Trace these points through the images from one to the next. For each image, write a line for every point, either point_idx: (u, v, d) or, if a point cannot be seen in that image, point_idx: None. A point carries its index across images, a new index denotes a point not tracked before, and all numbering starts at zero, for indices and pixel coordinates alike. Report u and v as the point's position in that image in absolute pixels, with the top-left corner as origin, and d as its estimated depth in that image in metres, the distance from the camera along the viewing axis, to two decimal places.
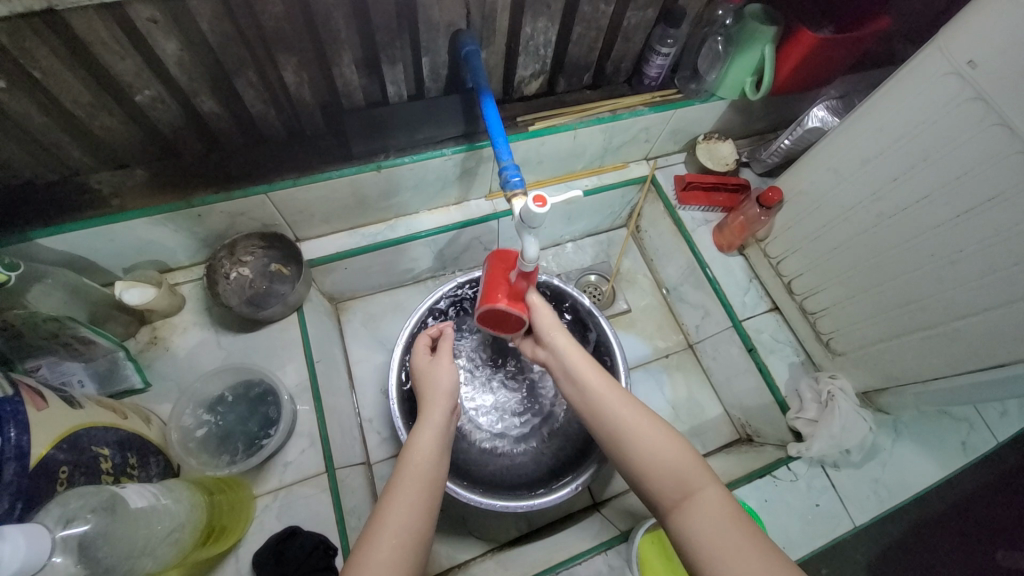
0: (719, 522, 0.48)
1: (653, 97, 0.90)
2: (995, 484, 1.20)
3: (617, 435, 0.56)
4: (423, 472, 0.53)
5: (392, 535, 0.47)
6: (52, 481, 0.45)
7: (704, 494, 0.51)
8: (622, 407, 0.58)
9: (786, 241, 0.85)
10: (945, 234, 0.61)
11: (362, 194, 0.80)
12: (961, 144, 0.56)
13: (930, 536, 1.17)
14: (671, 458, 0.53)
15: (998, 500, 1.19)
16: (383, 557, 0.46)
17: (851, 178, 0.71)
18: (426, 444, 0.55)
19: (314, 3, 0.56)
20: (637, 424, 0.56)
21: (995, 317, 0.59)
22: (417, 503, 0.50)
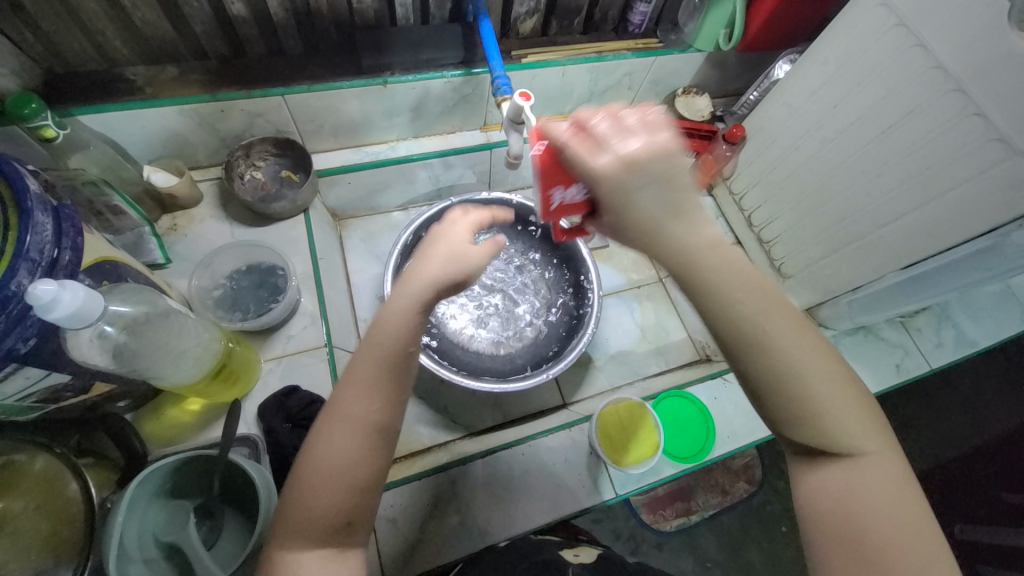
0: (891, 503, 0.42)
1: (637, 43, 0.99)
2: (944, 469, 1.42)
3: (779, 374, 0.43)
4: (391, 358, 0.48)
5: (352, 436, 0.46)
6: (99, 279, 0.54)
7: (870, 459, 0.43)
8: (793, 331, 0.44)
9: (748, 176, 0.95)
10: (873, 150, 0.70)
11: (368, 109, 0.88)
12: (889, 65, 0.66)
13: None
14: (852, 416, 0.44)
15: (948, 480, 1.40)
16: (338, 449, 0.46)
17: (801, 109, 0.81)
18: (406, 323, 0.49)
19: None
20: (800, 351, 0.43)
21: (908, 221, 0.68)
22: (384, 393, 0.48)
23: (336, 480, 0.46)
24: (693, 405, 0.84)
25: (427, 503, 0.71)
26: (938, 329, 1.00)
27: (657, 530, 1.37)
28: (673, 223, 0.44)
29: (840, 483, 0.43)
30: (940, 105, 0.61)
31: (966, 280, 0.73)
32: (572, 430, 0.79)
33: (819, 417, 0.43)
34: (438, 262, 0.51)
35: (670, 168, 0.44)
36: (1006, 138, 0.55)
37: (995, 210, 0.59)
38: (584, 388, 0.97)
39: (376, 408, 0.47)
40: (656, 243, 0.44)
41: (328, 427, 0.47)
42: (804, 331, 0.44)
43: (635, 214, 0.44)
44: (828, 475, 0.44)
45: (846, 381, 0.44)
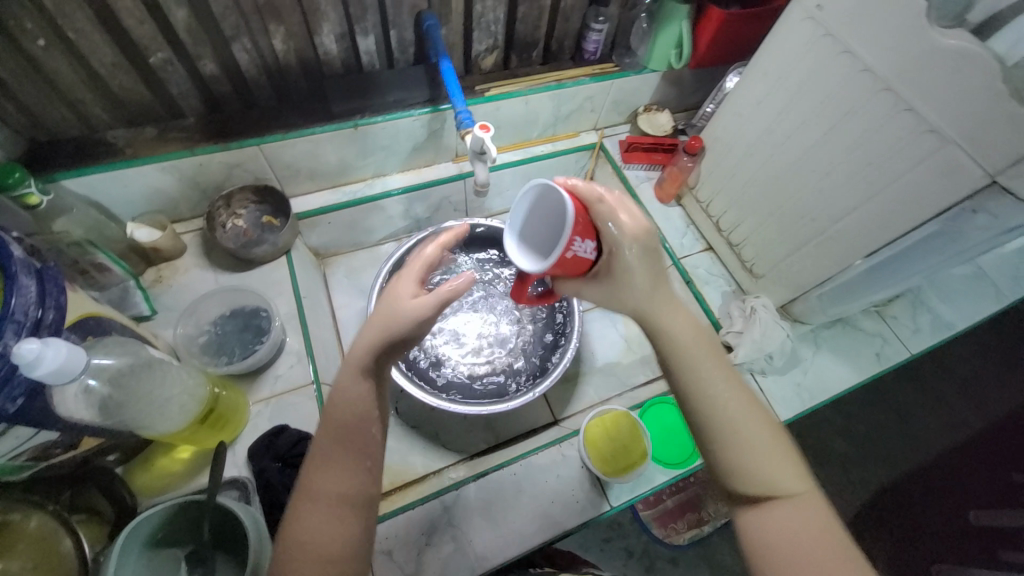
0: (812, 525, 0.50)
1: (594, 69, 1.04)
2: (943, 458, 1.47)
3: (703, 412, 0.54)
4: (339, 427, 0.53)
5: (315, 507, 0.51)
6: (83, 334, 0.56)
7: (798, 499, 0.52)
8: (727, 387, 0.55)
9: (710, 184, 0.99)
10: (819, 150, 0.75)
11: (342, 150, 0.92)
12: (822, 70, 0.71)
13: (885, 497, 1.43)
14: (769, 457, 0.53)
15: (949, 473, 1.44)
16: (309, 521, 0.51)
17: (751, 117, 0.85)
18: (358, 387, 0.55)
19: None
20: (724, 399, 0.54)
21: (861, 214, 0.71)
22: (337, 466, 0.52)
23: (306, 551, 0.49)
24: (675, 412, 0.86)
25: (422, 532, 0.71)
26: (916, 315, 1.02)
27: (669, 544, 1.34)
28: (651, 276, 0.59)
29: (778, 519, 0.51)
30: (872, 104, 0.66)
31: (925, 265, 0.76)
32: (562, 445, 0.80)
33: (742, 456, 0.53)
34: (382, 325, 0.57)
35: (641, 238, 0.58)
36: (938, 129, 0.59)
37: (936, 196, 0.62)
38: (574, 402, 0.99)
39: (329, 480, 0.52)
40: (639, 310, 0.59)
41: (297, 505, 0.52)
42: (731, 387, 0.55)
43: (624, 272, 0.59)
44: (768, 513, 0.52)
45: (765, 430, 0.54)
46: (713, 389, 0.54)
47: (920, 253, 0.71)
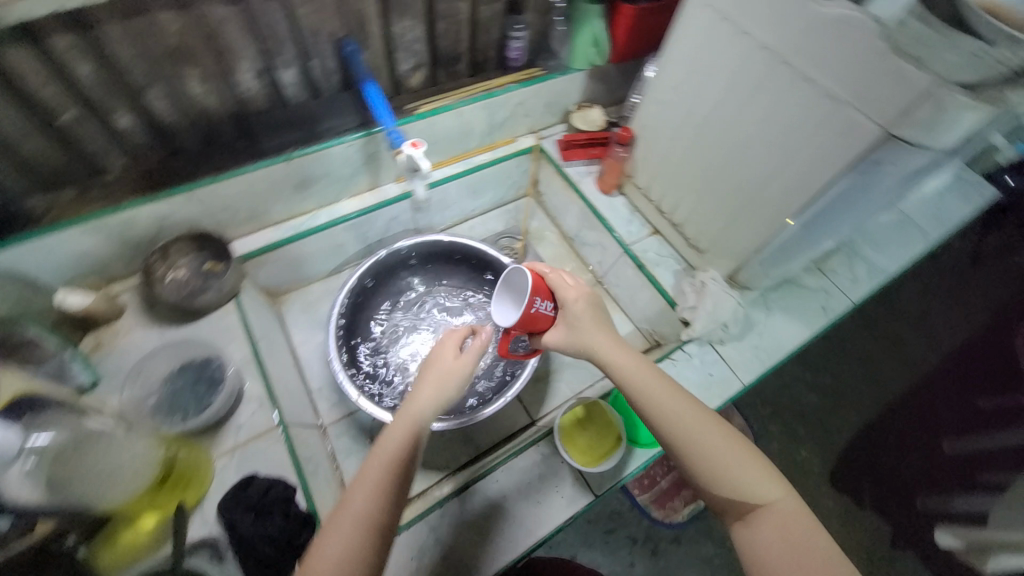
0: (797, 529, 0.57)
1: (520, 75, 1.07)
2: (905, 401, 1.64)
3: (683, 439, 0.61)
4: (388, 453, 0.58)
5: (353, 526, 0.54)
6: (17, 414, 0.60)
7: (778, 508, 0.58)
8: (694, 414, 0.62)
9: (647, 171, 1.03)
10: (736, 125, 0.79)
11: (278, 186, 0.91)
12: (726, 51, 0.75)
13: (866, 445, 1.60)
14: (748, 472, 0.60)
15: (918, 414, 1.60)
16: (342, 540, 0.53)
17: (672, 102, 0.89)
18: (413, 421, 0.61)
19: (209, 22, 0.71)
20: (693, 423, 0.62)
21: (782, 178, 0.76)
22: (383, 490, 0.56)
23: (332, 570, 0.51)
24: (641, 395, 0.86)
25: (411, 558, 0.69)
26: (852, 266, 1.09)
27: (667, 523, 1.40)
28: (598, 325, 0.70)
29: (766, 530, 0.57)
30: (774, 77, 0.70)
31: (853, 215, 0.81)
32: (539, 445, 0.81)
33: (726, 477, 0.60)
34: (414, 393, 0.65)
35: (579, 303, 0.72)
36: (832, 93, 0.64)
37: (842, 152, 0.66)
38: (549, 401, 0.99)
39: (372, 502, 0.55)
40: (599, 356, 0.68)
41: (331, 524, 0.54)
42: (701, 412, 0.63)
43: (581, 328, 0.70)
44: (753, 524, 0.58)
45: (741, 447, 0.61)
46: (680, 420, 0.62)
47: (847, 203, 0.75)
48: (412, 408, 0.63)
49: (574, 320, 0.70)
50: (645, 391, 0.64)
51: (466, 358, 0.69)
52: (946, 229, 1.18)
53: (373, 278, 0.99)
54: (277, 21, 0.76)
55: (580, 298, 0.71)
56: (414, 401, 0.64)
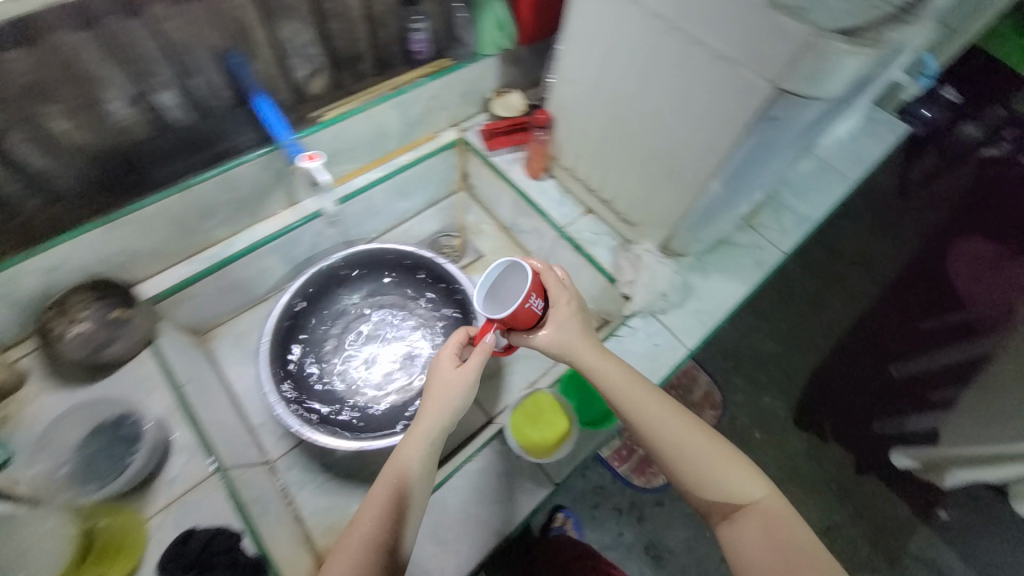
0: (777, 524, 0.65)
1: (428, 69, 1.03)
2: (853, 337, 1.82)
3: (672, 448, 0.68)
4: (391, 480, 0.63)
5: (357, 550, 0.58)
6: None
7: (758, 506, 0.67)
8: (683, 426, 0.70)
9: (570, 151, 1.02)
10: (643, 95, 0.78)
11: (180, 218, 0.84)
12: (621, 22, 0.74)
13: (827, 384, 1.74)
14: (730, 474, 0.68)
15: (866, 348, 1.79)
16: (347, 563, 0.58)
17: (581, 78, 0.88)
18: (416, 447, 0.65)
19: (61, 51, 0.65)
20: (683, 434, 0.69)
21: (693, 143, 0.76)
22: (386, 515, 0.61)
23: None
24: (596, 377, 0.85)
25: None
26: (781, 218, 1.12)
27: (652, 488, 1.49)
28: (588, 339, 0.73)
29: (748, 527, 0.66)
30: (667, 43, 0.70)
31: (768, 166, 0.83)
32: (494, 444, 0.80)
33: (713, 481, 0.67)
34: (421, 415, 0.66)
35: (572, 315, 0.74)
36: (720, 54, 0.64)
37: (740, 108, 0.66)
38: (504, 395, 0.98)
39: (377, 528, 0.60)
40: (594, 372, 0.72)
41: (340, 547, 0.60)
42: (688, 423, 0.71)
43: (574, 341, 0.73)
44: (737, 521, 0.67)
45: (726, 454, 0.69)
46: (671, 429, 0.69)
47: (760, 157, 0.77)
48: (416, 434, 0.66)
49: (567, 328, 0.73)
50: (633, 399, 0.71)
51: (467, 368, 0.68)
52: (863, 170, 1.23)
53: (303, 299, 0.95)
54: (144, 43, 0.71)
55: (572, 302, 0.74)
56: (418, 426, 0.66)
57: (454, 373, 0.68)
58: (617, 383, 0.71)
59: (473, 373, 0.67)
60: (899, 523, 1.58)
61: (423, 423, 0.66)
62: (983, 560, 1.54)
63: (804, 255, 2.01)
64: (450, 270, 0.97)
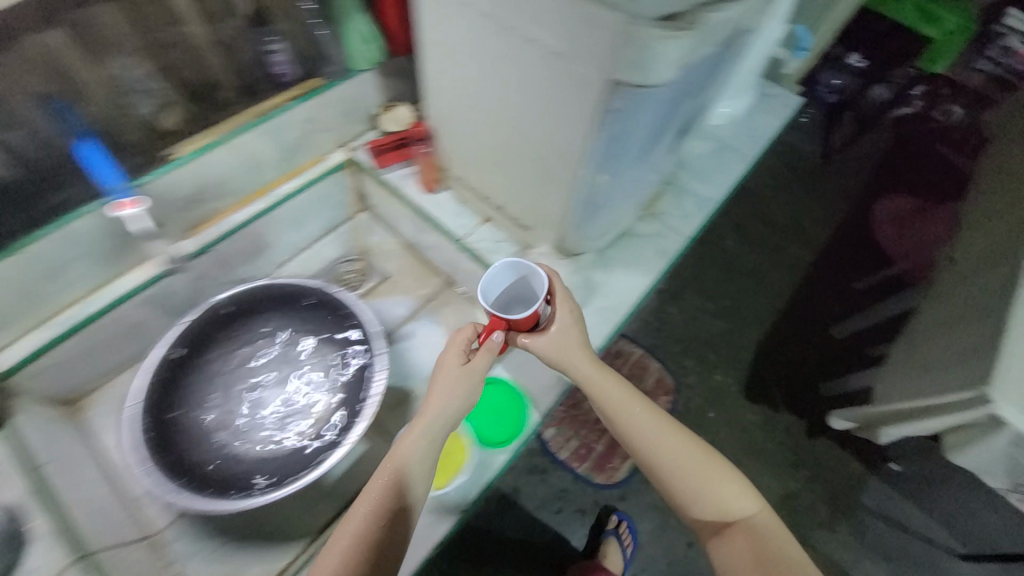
0: (769, 536, 0.70)
1: (299, 89, 0.98)
2: (795, 305, 1.88)
3: (668, 465, 0.74)
4: (389, 475, 0.66)
5: (349, 546, 0.62)
6: None
7: (750, 520, 0.71)
8: (682, 443, 0.75)
9: (457, 159, 0.98)
10: (500, 96, 0.75)
11: (20, 282, 0.78)
12: (462, 26, 0.71)
13: (774, 351, 1.80)
14: (726, 492, 0.72)
15: (810, 312, 1.87)
16: (339, 552, 0.61)
17: (446, 85, 0.85)
18: (414, 444, 0.67)
19: None
20: (680, 452, 0.74)
21: (553, 141, 0.73)
22: (381, 511, 0.64)
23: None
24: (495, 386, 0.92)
25: None
26: (683, 203, 1.12)
27: (614, 484, 1.49)
28: (592, 361, 0.79)
29: (740, 542, 0.70)
30: (506, 43, 0.67)
31: (646, 153, 0.83)
32: None
33: (708, 498, 0.72)
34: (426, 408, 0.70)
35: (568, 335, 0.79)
36: (550, 50, 0.61)
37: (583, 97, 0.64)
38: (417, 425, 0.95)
39: (371, 524, 0.63)
40: (596, 393, 0.78)
41: (333, 541, 0.63)
42: (688, 442, 0.76)
43: (575, 364, 0.79)
44: (730, 535, 0.71)
45: (724, 471, 0.74)
46: (667, 449, 0.74)
47: (631, 148, 0.76)
48: (416, 431, 0.69)
49: (565, 345, 0.79)
50: (635, 420, 0.76)
51: (475, 367, 0.71)
52: (760, 147, 1.24)
53: (183, 348, 0.88)
54: None
55: (572, 311, 0.80)
56: (417, 424, 0.69)
57: (459, 369, 0.71)
58: (617, 404, 0.77)
59: (479, 371, 0.72)
60: (849, 481, 1.61)
61: (422, 422, 0.69)
62: (934, 507, 1.58)
63: (737, 232, 2.04)
64: (343, 298, 0.93)
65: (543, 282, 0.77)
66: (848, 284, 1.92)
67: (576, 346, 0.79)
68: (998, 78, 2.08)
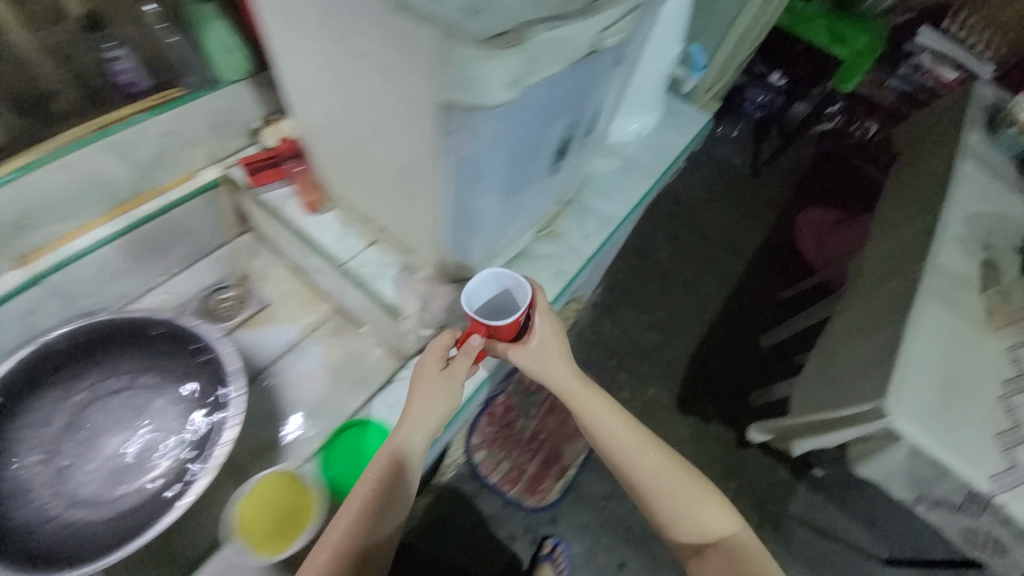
0: (747, 554, 0.72)
1: (154, 101, 0.88)
2: (724, 318, 1.91)
3: (652, 486, 0.74)
4: (370, 478, 0.69)
5: (330, 550, 0.65)
6: None
7: (730, 538, 0.73)
8: (663, 465, 0.75)
9: (335, 179, 0.90)
10: (353, 116, 0.70)
11: None
12: (303, 40, 0.66)
13: (703, 363, 1.81)
14: (708, 513, 0.73)
15: (739, 323, 1.91)
16: (323, 552, 0.65)
17: (305, 102, 0.78)
18: (392, 450, 0.70)
19: None
20: (662, 472, 0.74)
21: (409, 165, 0.68)
22: (362, 514, 0.67)
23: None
24: (356, 427, 0.83)
25: None
26: (583, 222, 1.09)
27: (547, 505, 1.46)
28: (579, 376, 0.78)
29: (719, 561, 0.72)
30: (343, 61, 0.62)
31: (528, 173, 0.79)
32: None
33: (691, 519, 0.73)
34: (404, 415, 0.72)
35: (549, 351, 0.78)
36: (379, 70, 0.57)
37: (421, 118, 0.59)
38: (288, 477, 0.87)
39: (352, 527, 0.66)
40: (579, 409, 0.77)
41: (317, 544, 0.67)
42: (671, 463, 0.76)
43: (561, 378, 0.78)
44: (710, 553, 0.73)
45: (707, 494, 0.75)
46: (647, 467, 0.74)
47: (512, 166, 0.72)
48: (396, 435, 0.71)
49: (548, 358, 0.78)
50: (623, 441, 0.76)
51: (453, 375, 0.74)
52: (667, 163, 1.23)
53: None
54: None
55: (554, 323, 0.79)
56: (398, 429, 0.71)
57: (438, 375, 0.73)
58: (603, 422, 0.76)
59: (457, 379, 0.74)
60: (779, 487, 1.62)
61: (403, 428, 0.72)
62: (857, 510, 1.61)
63: (671, 244, 2.05)
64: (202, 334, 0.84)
65: (526, 294, 0.76)
66: (775, 294, 1.97)
67: (562, 361, 0.78)
68: (908, 95, 2.07)
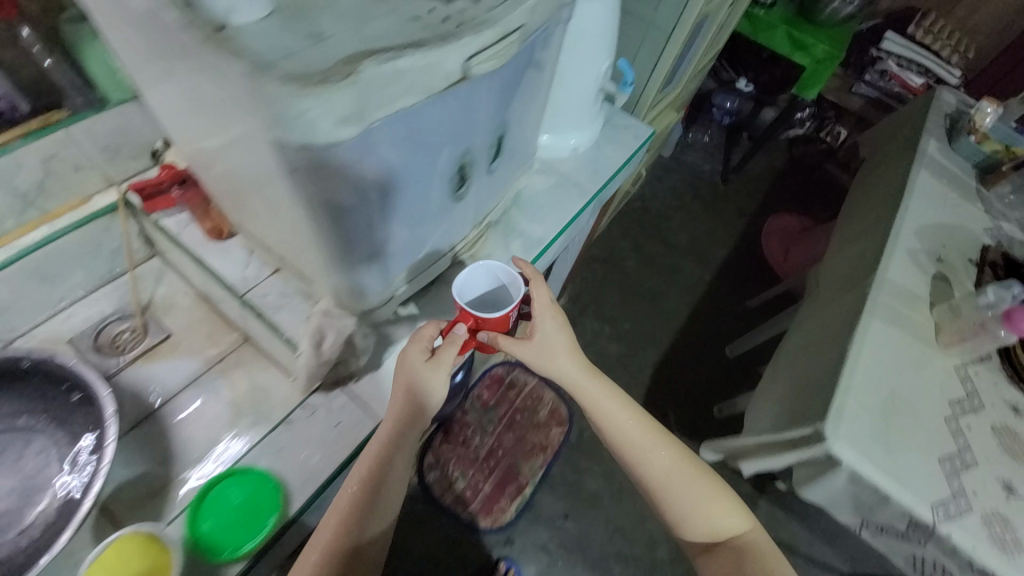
0: (753, 548, 0.78)
1: (29, 125, 0.81)
2: (688, 330, 1.86)
3: (663, 486, 0.77)
4: (366, 461, 0.72)
5: (336, 527, 0.70)
6: None
7: (736, 534, 0.79)
8: (676, 468, 0.78)
9: (230, 205, 0.85)
10: (220, 146, 0.65)
11: None
12: (151, 68, 0.60)
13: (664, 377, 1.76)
14: (718, 512, 0.78)
15: (703, 334, 1.87)
16: (329, 526, 0.70)
17: (180, 128, 0.72)
18: (381, 439, 0.72)
19: None
20: (674, 474, 0.77)
21: (280, 199, 0.63)
22: (362, 495, 0.71)
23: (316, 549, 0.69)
24: (234, 477, 0.83)
25: None
26: (508, 243, 1.05)
27: (500, 527, 1.48)
28: (590, 373, 0.76)
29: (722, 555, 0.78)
30: (189, 91, 0.57)
31: (429, 200, 0.74)
32: None
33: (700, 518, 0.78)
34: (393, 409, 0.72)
35: (553, 347, 0.76)
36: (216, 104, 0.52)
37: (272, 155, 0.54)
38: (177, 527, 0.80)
39: (352, 504, 0.71)
40: (589, 405, 0.77)
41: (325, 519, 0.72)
42: (686, 464, 0.78)
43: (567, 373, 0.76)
44: (714, 544, 0.79)
45: (718, 494, 0.79)
46: (658, 464, 0.77)
47: (410, 191, 0.68)
48: (385, 424, 0.72)
49: (550, 354, 0.76)
50: (640, 442, 0.77)
51: (439, 370, 0.72)
52: (602, 180, 1.19)
53: None
54: None
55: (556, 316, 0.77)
56: (386, 419, 0.72)
57: (424, 369, 0.71)
58: (618, 422, 0.77)
59: (444, 375, 0.72)
60: None
61: (391, 419, 0.72)
62: (818, 525, 1.58)
63: (634, 253, 2.01)
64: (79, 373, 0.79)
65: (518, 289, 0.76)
66: (740, 303, 1.93)
67: (566, 358, 0.76)
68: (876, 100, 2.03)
